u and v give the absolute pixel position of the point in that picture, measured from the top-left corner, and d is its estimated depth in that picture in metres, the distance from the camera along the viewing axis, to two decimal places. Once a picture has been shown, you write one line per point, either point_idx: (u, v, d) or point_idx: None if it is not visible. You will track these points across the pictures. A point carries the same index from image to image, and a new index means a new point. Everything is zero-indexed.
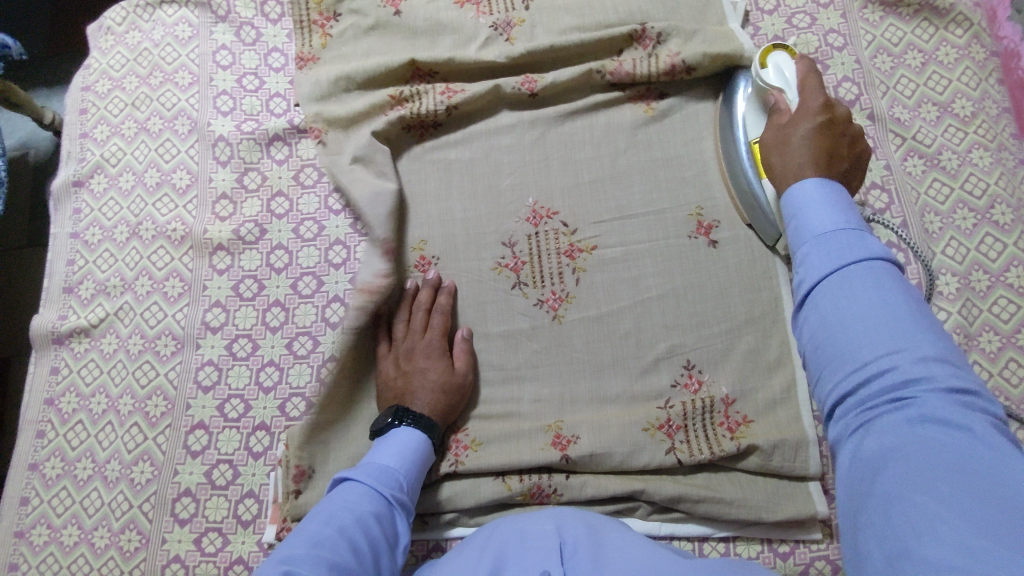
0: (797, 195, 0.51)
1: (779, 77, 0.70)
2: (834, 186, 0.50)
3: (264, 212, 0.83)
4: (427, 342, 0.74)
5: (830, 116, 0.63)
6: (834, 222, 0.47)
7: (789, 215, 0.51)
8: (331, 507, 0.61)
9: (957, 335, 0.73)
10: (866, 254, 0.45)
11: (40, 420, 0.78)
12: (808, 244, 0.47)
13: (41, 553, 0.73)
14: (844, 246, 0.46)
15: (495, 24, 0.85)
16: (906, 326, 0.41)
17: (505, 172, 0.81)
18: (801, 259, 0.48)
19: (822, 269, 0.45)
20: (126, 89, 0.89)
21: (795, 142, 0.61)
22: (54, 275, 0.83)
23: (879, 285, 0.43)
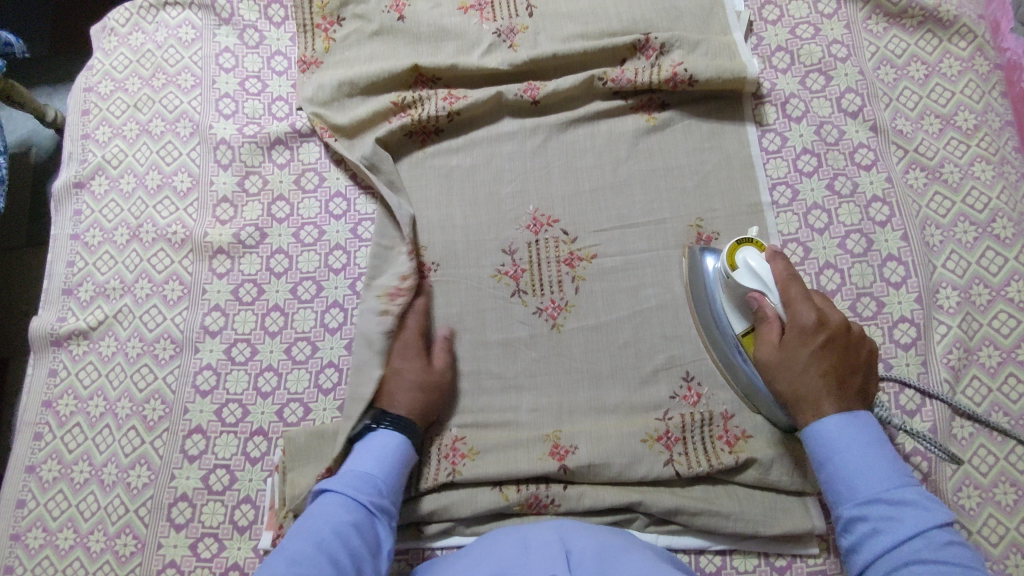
0: (826, 434, 0.60)
1: (756, 277, 0.67)
2: (862, 421, 0.60)
3: (265, 216, 0.83)
4: (404, 342, 0.73)
5: (827, 335, 0.63)
6: (878, 482, 0.56)
7: (817, 455, 0.61)
8: (311, 521, 0.61)
9: (957, 349, 0.73)
10: (923, 515, 0.54)
11: (37, 422, 0.78)
12: (854, 508, 0.56)
13: (37, 556, 0.73)
14: (898, 507, 0.55)
15: (499, 30, 0.85)
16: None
17: (506, 179, 0.81)
18: (847, 513, 0.57)
19: (879, 539, 0.54)
20: (128, 91, 0.89)
21: (801, 373, 0.63)
22: (53, 276, 0.83)
23: (942, 549, 0.52)
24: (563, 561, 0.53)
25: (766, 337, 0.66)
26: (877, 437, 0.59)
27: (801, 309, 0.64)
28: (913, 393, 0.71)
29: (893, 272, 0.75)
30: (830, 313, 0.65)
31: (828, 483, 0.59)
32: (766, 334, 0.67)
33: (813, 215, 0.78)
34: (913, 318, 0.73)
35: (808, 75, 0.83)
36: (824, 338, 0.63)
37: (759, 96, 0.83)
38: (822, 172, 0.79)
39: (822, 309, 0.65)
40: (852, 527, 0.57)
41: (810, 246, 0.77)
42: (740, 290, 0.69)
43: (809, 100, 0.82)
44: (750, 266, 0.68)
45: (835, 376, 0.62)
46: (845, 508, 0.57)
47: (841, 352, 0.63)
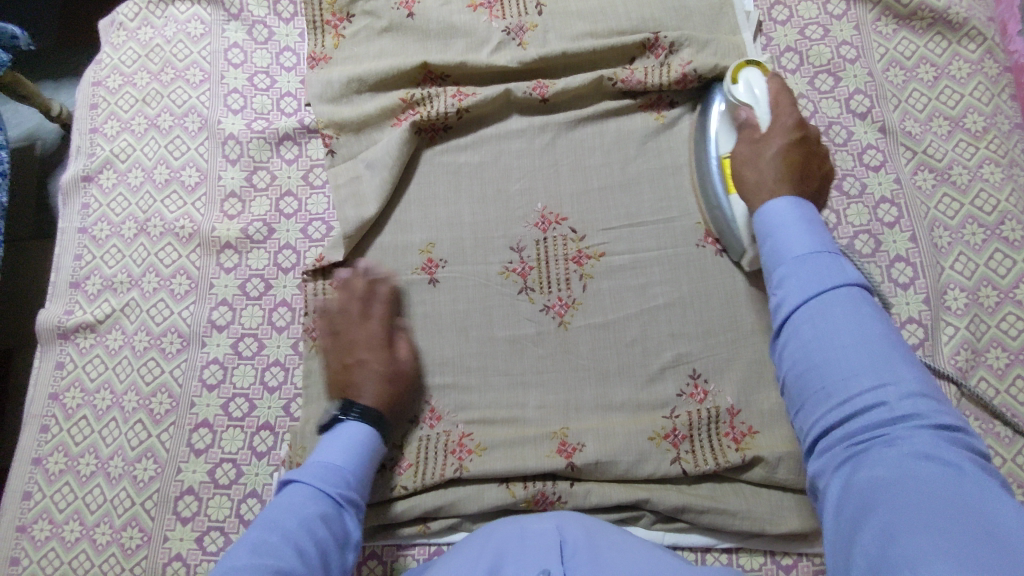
0: (772, 212, 0.60)
1: (750, 95, 0.73)
2: (801, 205, 0.60)
3: (273, 211, 0.83)
4: (363, 335, 0.73)
5: (802, 132, 0.69)
6: (809, 250, 0.56)
7: (762, 235, 0.60)
8: (276, 511, 0.62)
9: (965, 351, 0.73)
10: (849, 285, 0.53)
11: (44, 415, 0.78)
12: (787, 266, 0.56)
13: (43, 548, 0.73)
14: (830, 276, 0.53)
15: (508, 28, 0.85)
16: (886, 360, 0.49)
17: (515, 176, 0.81)
18: (778, 278, 0.56)
19: (800, 295, 0.54)
20: (137, 85, 0.89)
21: (766, 156, 0.67)
22: (61, 269, 0.83)
23: (871, 323, 0.51)
24: (557, 553, 0.53)
25: (747, 135, 0.71)
26: (815, 222, 0.58)
27: (784, 112, 0.70)
28: None
29: (900, 273, 0.75)
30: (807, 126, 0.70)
31: (766, 253, 0.59)
32: (746, 134, 0.71)
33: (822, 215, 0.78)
34: (920, 319, 0.74)
35: (817, 75, 0.83)
36: (795, 130, 0.69)
37: None
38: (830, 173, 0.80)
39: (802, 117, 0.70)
40: (781, 287, 0.56)
41: None
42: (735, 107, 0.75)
43: (818, 100, 0.82)
44: (750, 82, 0.74)
45: (790, 176, 0.65)
46: (778, 271, 0.57)
47: (809, 150, 0.68)
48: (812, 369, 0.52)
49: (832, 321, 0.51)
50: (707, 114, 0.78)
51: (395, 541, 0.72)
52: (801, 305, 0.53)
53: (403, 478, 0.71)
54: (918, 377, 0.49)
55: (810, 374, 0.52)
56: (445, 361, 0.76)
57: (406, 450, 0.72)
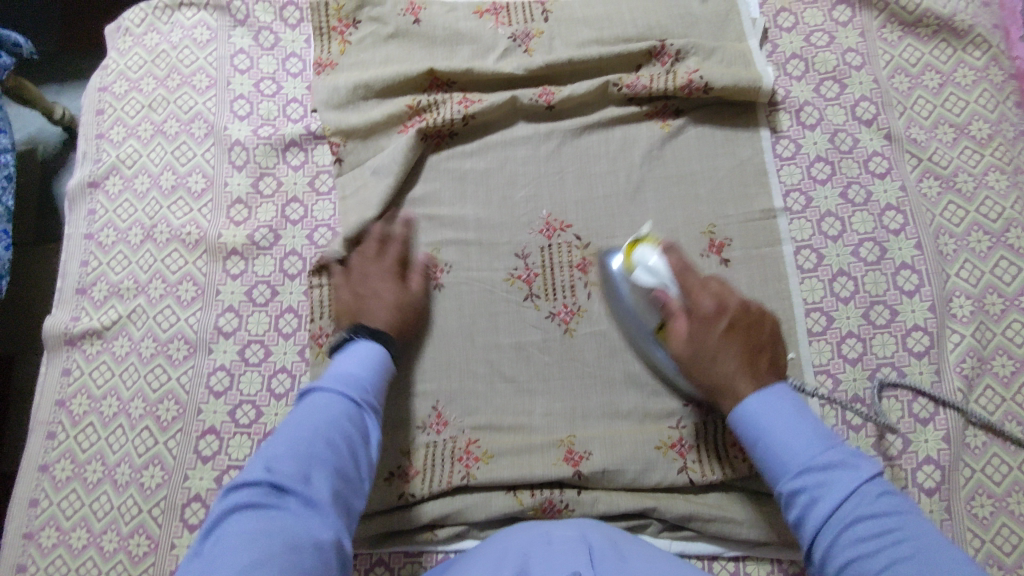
0: (752, 411, 0.60)
1: (650, 273, 0.69)
2: (780, 394, 0.61)
3: (279, 217, 0.83)
4: (373, 272, 0.76)
5: (727, 320, 0.65)
6: (804, 447, 0.56)
7: (748, 434, 0.60)
8: (301, 413, 0.61)
9: (970, 359, 0.73)
10: (855, 472, 0.54)
11: (51, 421, 0.78)
12: (793, 479, 0.55)
13: (50, 555, 0.73)
14: (833, 469, 0.55)
15: (514, 35, 0.85)
16: (923, 545, 0.50)
17: (520, 184, 0.81)
18: (786, 489, 0.56)
19: (820, 505, 0.53)
20: (143, 91, 0.89)
21: (715, 360, 0.64)
22: (68, 275, 0.83)
23: (876, 503, 0.52)
24: (585, 556, 0.53)
25: (675, 331, 0.67)
26: (796, 405, 0.60)
27: (700, 291, 0.67)
28: (926, 402, 0.72)
29: (906, 280, 0.75)
30: (729, 297, 0.67)
31: (763, 460, 0.59)
32: (673, 329, 0.68)
33: (827, 222, 0.78)
34: (926, 326, 0.74)
35: (822, 82, 0.83)
36: (726, 322, 0.65)
37: (774, 103, 0.83)
38: (836, 180, 0.80)
39: (719, 293, 0.67)
40: (799, 499, 0.55)
41: (824, 254, 0.77)
42: (641, 288, 0.71)
43: (824, 107, 0.82)
44: (646, 263, 0.70)
45: (747, 360, 0.64)
46: (787, 482, 0.56)
47: (745, 332, 0.65)
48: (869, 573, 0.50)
49: (857, 524, 0.52)
50: (614, 283, 0.74)
51: (402, 549, 0.72)
52: (818, 509, 0.53)
53: (411, 486, 0.71)
54: (967, 562, 0.48)
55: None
56: (450, 368, 0.76)
57: (412, 458, 0.73)
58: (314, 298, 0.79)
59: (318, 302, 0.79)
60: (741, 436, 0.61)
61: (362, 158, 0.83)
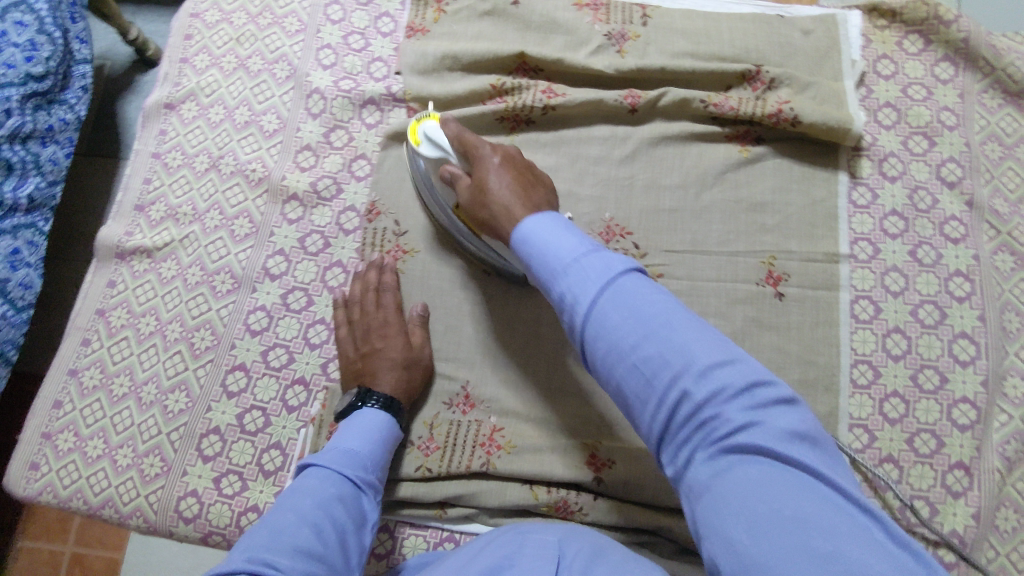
0: (530, 232, 0.58)
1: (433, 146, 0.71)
2: (555, 216, 0.59)
3: (345, 171, 0.83)
4: (382, 319, 0.74)
5: (501, 157, 0.68)
6: (576, 249, 0.54)
7: (529, 250, 0.58)
8: (293, 493, 0.61)
9: (1015, 441, 0.71)
10: (607, 270, 0.52)
11: (87, 328, 0.79)
12: (561, 281, 0.53)
13: (64, 458, 0.74)
14: (587, 268, 0.53)
15: (610, 33, 0.84)
16: (668, 320, 0.49)
17: (587, 183, 0.80)
18: (559, 293, 0.54)
19: (586, 292, 0.51)
20: (233, 24, 0.90)
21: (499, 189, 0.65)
22: (129, 190, 0.84)
23: (643, 298, 0.50)
24: (550, 564, 0.53)
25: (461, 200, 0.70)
26: (565, 221, 0.59)
27: (477, 141, 0.70)
28: (961, 475, 0.70)
29: (962, 349, 0.74)
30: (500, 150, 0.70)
31: (539, 269, 0.56)
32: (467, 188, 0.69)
33: (890, 277, 0.77)
34: (975, 400, 0.72)
35: (912, 136, 0.82)
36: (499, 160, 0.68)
37: (858, 148, 0.81)
38: (907, 237, 0.78)
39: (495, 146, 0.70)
40: (565, 304, 0.53)
41: (882, 307, 0.76)
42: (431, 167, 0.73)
43: (908, 161, 0.81)
44: (429, 137, 0.72)
45: (526, 188, 0.65)
46: (557, 286, 0.54)
47: (519, 168, 0.68)
48: (620, 356, 0.49)
49: (606, 312, 0.50)
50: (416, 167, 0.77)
51: (410, 519, 0.72)
52: (580, 309, 0.51)
53: (429, 460, 0.71)
54: (712, 340, 0.48)
55: (629, 385, 0.49)
56: (486, 352, 0.75)
57: (435, 432, 0.72)
58: (366, 256, 0.79)
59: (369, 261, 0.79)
60: (520, 258, 0.59)
61: (431, 115, 0.82)
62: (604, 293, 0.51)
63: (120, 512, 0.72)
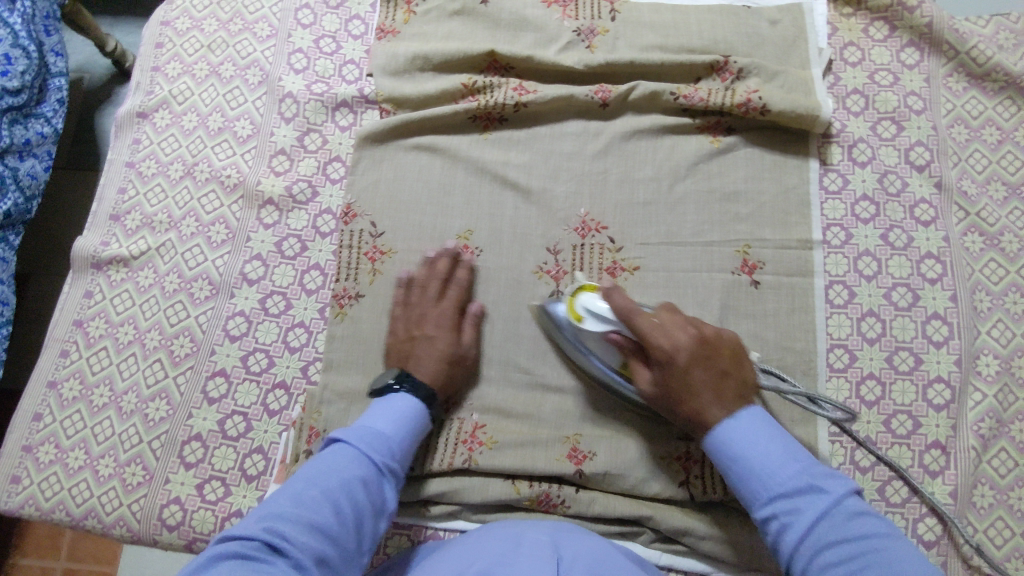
0: (722, 435, 0.61)
1: (598, 320, 0.68)
2: (757, 411, 0.62)
3: (320, 175, 0.84)
4: (439, 312, 0.74)
5: (684, 358, 0.63)
6: (795, 476, 0.58)
7: (721, 458, 0.61)
8: (320, 466, 0.62)
9: (989, 419, 0.72)
10: (824, 496, 0.56)
11: (66, 340, 0.79)
12: (766, 504, 0.58)
13: (46, 471, 0.74)
14: (801, 495, 0.57)
15: (579, 29, 0.85)
16: (856, 544, 0.54)
17: (561, 179, 0.81)
18: (764, 514, 0.58)
19: (797, 522, 0.56)
20: (204, 31, 0.90)
21: (697, 391, 0.63)
22: (104, 200, 0.84)
23: (846, 525, 0.55)
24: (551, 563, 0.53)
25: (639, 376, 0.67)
26: (765, 418, 0.62)
27: (656, 335, 0.64)
28: (937, 454, 0.71)
29: (935, 330, 0.75)
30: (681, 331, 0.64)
31: (737, 484, 0.60)
32: (640, 372, 0.67)
33: (863, 261, 0.78)
34: (949, 379, 0.73)
35: (880, 121, 0.83)
36: (685, 361, 0.63)
37: (828, 135, 0.82)
38: (879, 221, 0.79)
39: (673, 326, 0.65)
40: (777, 527, 0.57)
41: (856, 291, 0.77)
42: (592, 336, 0.69)
43: (877, 146, 0.82)
44: (591, 309, 0.68)
45: (729, 386, 0.63)
46: (763, 508, 0.58)
47: (712, 358, 0.64)
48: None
49: (796, 537, 0.55)
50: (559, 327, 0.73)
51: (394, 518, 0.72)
52: (793, 537, 0.56)
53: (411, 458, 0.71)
54: (906, 558, 0.53)
55: None
56: None
57: None
58: (342, 258, 0.79)
59: (346, 262, 0.78)
60: (714, 463, 0.62)
61: (404, 115, 0.82)
62: (824, 519, 0.55)
63: (103, 522, 0.72)
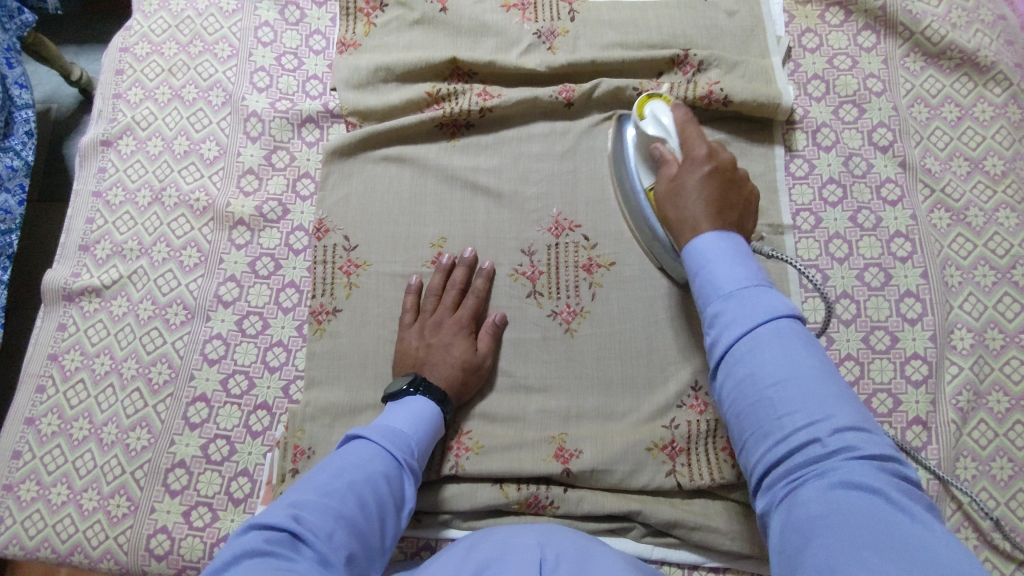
0: (698, 245, 0.60)
1: (660, 125, 0.71)
2: (730, 237, 0.60)
3: (290, 192, 0.83)
4: (457, 321, 0.74)
5: (714, 165, 0.67)
6: (749, 282, 0.55)
7: (693, 266, 0.60)
8: (342, 460, 0.60)
9: (967, 392, 0.73)
10: (775, 305, 0.53)
11: (41, 375, 0.78)
12: (718, 301, 0.55)
13: (28, 508, 0.73)
14: (753, 299, 0.54)
15: (539, 31, 0.85)
16: (792, 369, 0.50)
17: (531, 180, 0.81)
18: (712, 314, 0.56)
19: (735, 324, 0.54)
20: (164, 54, 0.89)
21: (694, 190, 0.65)
22: (72, 231, 0.83)
23: (795, 343, 0.51)
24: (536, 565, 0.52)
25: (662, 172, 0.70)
26: (739, 245, 0.59)
27: (698, 142, 0.68)
28: (919, 430, 0.72)
29: (909, 308, 0.76)
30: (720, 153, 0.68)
31: (700, 285, 0.58)
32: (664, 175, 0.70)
33: (834, 244, 0.79)
34: (925, 355, 0.74)
35: (841, 105, 0.84)
36: (710, 164, 0.67)
37: (791, 122, 0.83)
38: (847, 204, 0.80)
39: (715, 147, 0.69)
40: (717, 324, 0.55)
41: (829, 274, 0.78)
42: (646, 140, 0.73)
43: (841, 130, 0.83)
44: (656, 113, 0.72)
45: (721, 207, 0.64)
46: (713, 306, 0.56)
47: (727, 181, 0.66)
48: (755, 393, 0.51)
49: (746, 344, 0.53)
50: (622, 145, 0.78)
51: None
52: (732, 335, 0.53)
53: None
54: (839, 393, 0.50)
55: (749, 417, 0.51)
56: None
57: None
58: (317, 274, 0.78)
59: (321, 278, 0.78)
60: (686, 268, 0.61)
61: (371, 127, 0.82)
62: (771, 335, 0.52)
63: (90, 556, 0.71)
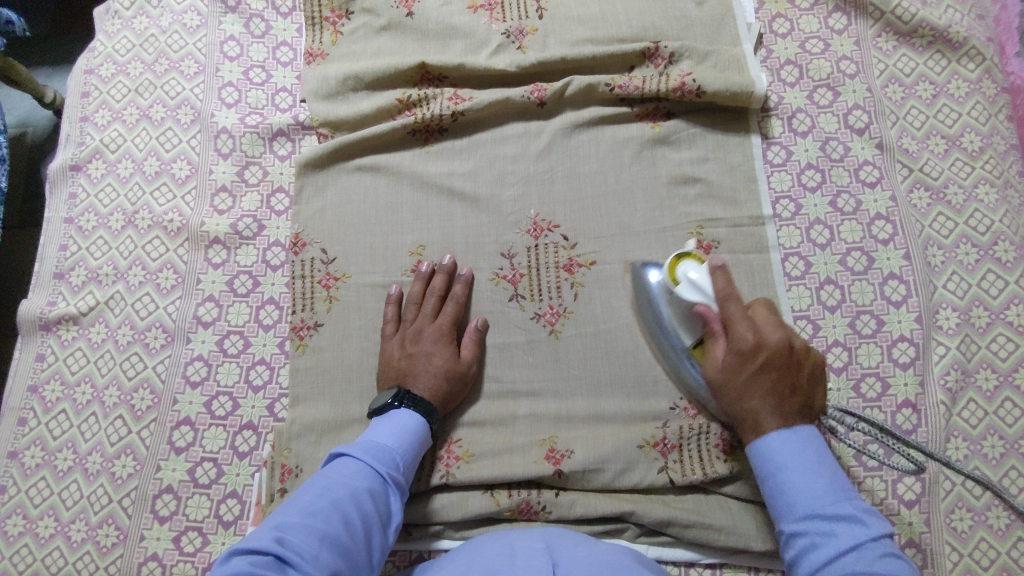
0: (768, 446, 0.60)
1: (693, 291, 0.66)
2: (803, 432, 0.59)
3: (264, 208, 0.82)
4: (438, 328, 0.74)
5: (764, 357, 0.62)
6: (822, 497, 0.55)
7: (765, 468, 0.60)
8: (326, 479, 0.60)
9: (955, 371, 0.73)
10: (859, 527, 0.53)
11: (22, 407, 0.77)
12: (795, 522, 0.56)
13: (16, 543, 0.72)
14: (835, 524, 0.54)
15: (508, 31, 0.84)
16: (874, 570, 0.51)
17: (508, 182, 0.80)
18: (789, 529, 0.56)
19: (816, 552, 0.54)
20: (130, 75, 0.88)
21: (745, 391, 0.62)
22: (45, 259, 0.82)
23: (875, 558, 0.51)
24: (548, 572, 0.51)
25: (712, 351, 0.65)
26: (816, 446, 0.58)
27: (742, 323, 0.63)
28: (909, 413, 0.72)
29: (893, 290, 0.75)
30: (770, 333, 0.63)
31: (773, 496, 0.58)
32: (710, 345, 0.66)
33: (815, 230, 0.78)
34: (912, 337, 0.73)
35: (815, 89, 0.83)
36: (764, 358, 0.62)
37: (766, 109, 0.83)
38: (826, 189, 0.79)
39: (762, 328, 0.63)
40: (795, 545, 0.56)
41: (812, 261, 0.77)
42: (680, 304, 0.68)
43: (816, 115, 0.82)
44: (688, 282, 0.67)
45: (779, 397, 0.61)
46: (789, 522, 0.57)
47: (782, 375, 0.61)
48: None
49: None
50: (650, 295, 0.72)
51: None
52: (812, 555, 0.54)
53: None
54: None
55: None
56: None
57: None
58: (296, 289, 0.77)
59: (300, 293, 0.77)
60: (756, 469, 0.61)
61: (344, 136, 0.81)
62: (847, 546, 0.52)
63: None
